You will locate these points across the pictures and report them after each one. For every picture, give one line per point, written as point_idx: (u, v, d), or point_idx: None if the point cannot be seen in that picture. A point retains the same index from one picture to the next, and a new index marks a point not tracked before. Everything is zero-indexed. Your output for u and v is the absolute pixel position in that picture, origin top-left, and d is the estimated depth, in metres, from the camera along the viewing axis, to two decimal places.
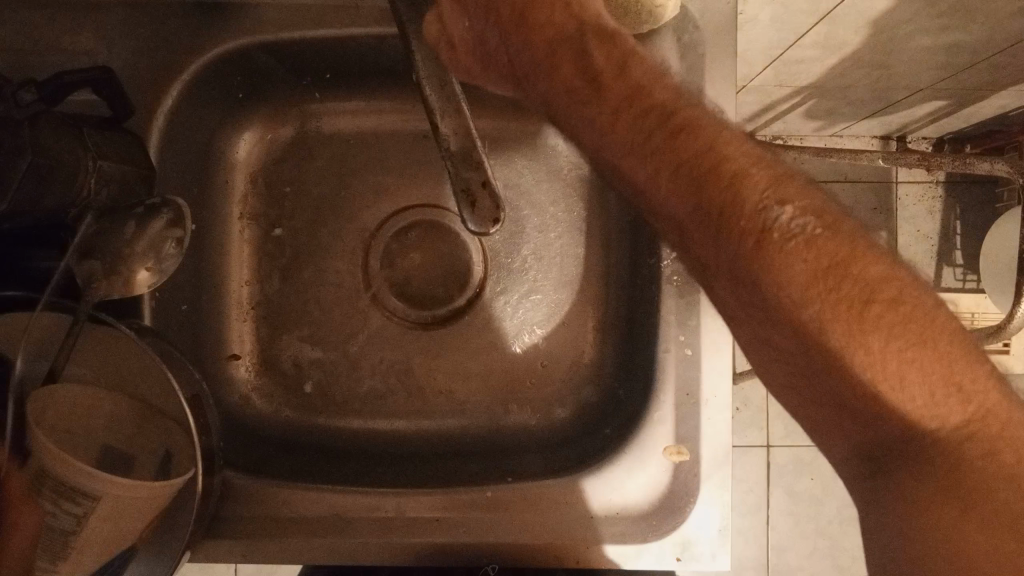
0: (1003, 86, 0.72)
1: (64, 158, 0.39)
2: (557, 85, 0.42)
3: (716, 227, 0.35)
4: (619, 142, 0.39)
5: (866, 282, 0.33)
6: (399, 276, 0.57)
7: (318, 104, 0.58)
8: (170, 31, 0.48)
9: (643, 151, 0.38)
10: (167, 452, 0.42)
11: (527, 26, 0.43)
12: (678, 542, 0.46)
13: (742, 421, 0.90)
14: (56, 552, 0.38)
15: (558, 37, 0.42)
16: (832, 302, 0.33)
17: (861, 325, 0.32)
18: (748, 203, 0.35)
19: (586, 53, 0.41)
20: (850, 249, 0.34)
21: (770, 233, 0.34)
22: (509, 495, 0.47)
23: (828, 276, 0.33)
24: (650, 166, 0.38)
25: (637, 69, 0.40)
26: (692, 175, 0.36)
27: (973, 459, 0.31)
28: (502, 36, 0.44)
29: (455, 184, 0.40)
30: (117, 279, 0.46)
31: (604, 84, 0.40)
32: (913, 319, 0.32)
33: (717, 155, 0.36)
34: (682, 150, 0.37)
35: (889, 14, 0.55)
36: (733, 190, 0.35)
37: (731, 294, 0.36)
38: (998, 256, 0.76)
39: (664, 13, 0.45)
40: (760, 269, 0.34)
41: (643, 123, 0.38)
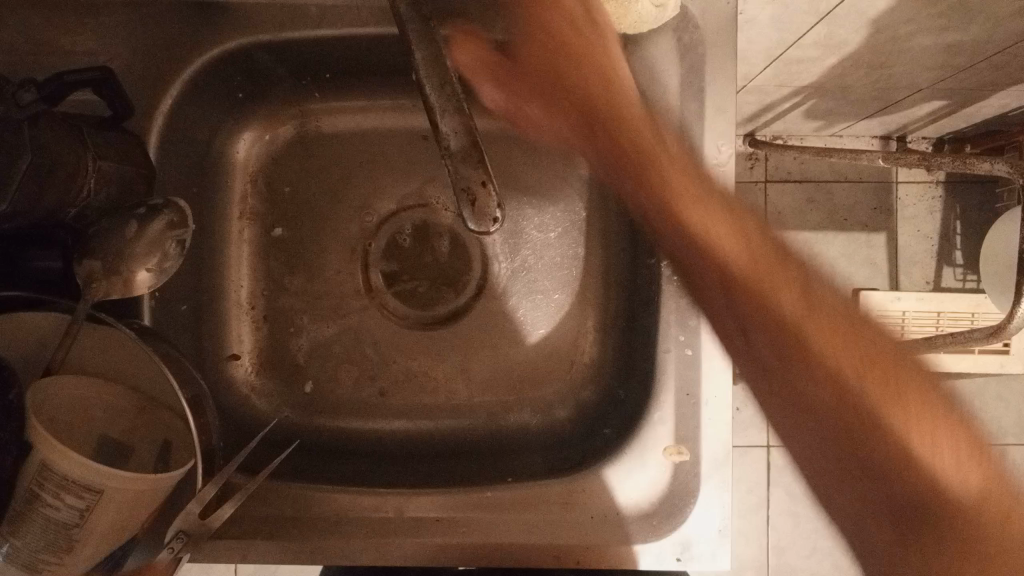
0: (1004, 86, 0.72)
1: (63, 159, 0.39)
2: (606, 139, 0.47)
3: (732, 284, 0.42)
4: (663, 197, 0.45)
5: (898, 347, 0.37)
6: (405, 283, 0.58)
7: (318, 104, 0.57)
8: (168, 30, 0.47)
9: (686, 210, 0.44)
10: (165, 443, 0.42)
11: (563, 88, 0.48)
12: (678, 542, 0.46)
13: (742, 421, 0.91)
14: (59, 544, 0.38)
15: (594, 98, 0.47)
16: (860, 365, 0.36)
17: (891, 382, 0.35)
18: (783, 285, 0.40)
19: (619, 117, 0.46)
20: (877, 326, 0.38)
21: (812, 301, 0.40)
22: (507, 495, 0.47)
23: (863, 337, 0.37)
24: (695, 225, 0.44)
25: (680, 139, 0.46)
26: (732, 238, 0.43)
27: (989, 506, 0.32)
28: (556, 83, 0.48)
29: (456, 184, 0.39)
30: (117, 279, 0.46)
31: (653, 150, 0.46)
32: (936, 390, 0.35)
33: (755, 231, 0.43)
34: (724, 218, 0.44)
35: (889, 13, 0.55)
36: (742, 251, 0.42)
37: (766, 344, 0.40)
38: (999, 256, 0.76)
39: (664, 13, 0.45)
40: (803, 325, 0.39)
41: (688, 186, 0.45)
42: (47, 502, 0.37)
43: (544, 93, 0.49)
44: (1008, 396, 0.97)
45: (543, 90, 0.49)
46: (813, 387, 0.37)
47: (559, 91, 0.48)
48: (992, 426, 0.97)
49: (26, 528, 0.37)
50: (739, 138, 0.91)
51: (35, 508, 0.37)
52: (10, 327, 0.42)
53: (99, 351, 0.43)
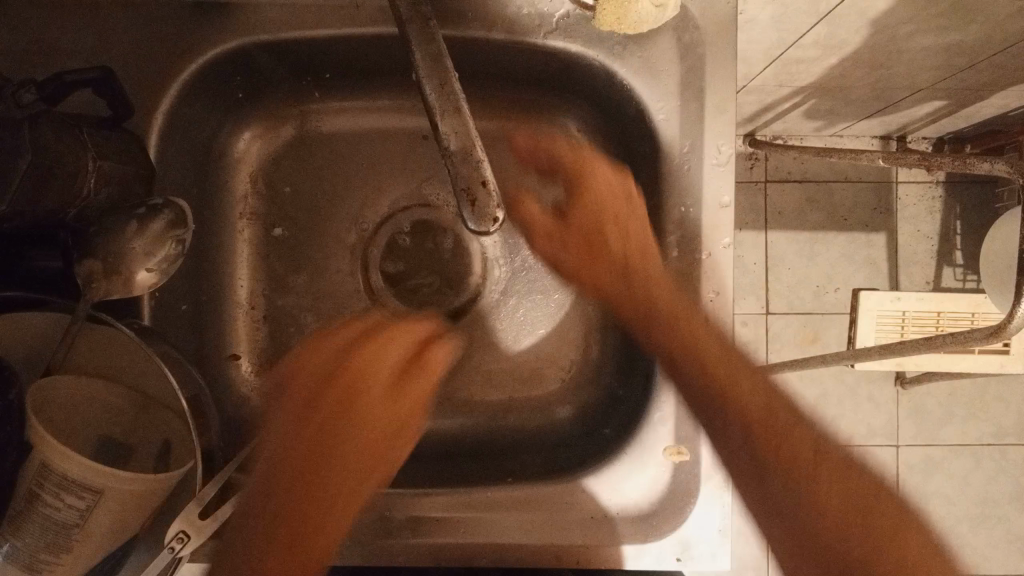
0: (1004, 86, 0.72)
1: (63, 159, 0.39)
2: (621, 262, 0.50)
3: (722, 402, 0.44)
4: (685, 341, 0.46)
5: (892, 508, 0.41)
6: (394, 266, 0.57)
7: (318, 104, 0.57)
8: (167, 30, 0.47)
9: (705, 349, 0.46)
10: (165, 442, 0.42)
11: (594, 253, 0.51)
12: (678, 542, 0.46)
13: None
14: (59, 544, 0.38)
15: (626, 282, 0.49)
16: (866, 526, 0.40)
17: (895, 536, 0.39)
18: (793, 429, 0.44)
19: (642, 262, 0.48)
20: (875, 489, 0.42)
21: (825, 460, 0.42)
22: (507, 495, 0.48)
23: (870, 504, 0.41)
24: (712, 350, 0.46)
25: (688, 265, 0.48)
26: (755, 408, 0.45)
27: None
28: (583, 243, 0.52)
29: (455, 184, 0.39)
30: (117, 278, 0.46)
31: (660, 273, 0.48)
32: (926, 546, 0.39)
33: (760, 382, 0.46)
34: (736, 360, 0.46)
35: (889, 13, 0.55)
36: (755, 400, 0.45)
37: (777, 493, 0.42)
38: (999, 256, 0.76)
39: (664, 13, 0.43)
40: (819, 499, 0.41)
41: (702, 333, 0.46)
42: (48, 501, 0.37)
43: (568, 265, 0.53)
44: (1008, 395, 0.97)
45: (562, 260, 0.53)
46: (811, 520, 0.41)
47: (588, 269, 0.52)
48: (993, 426, 0.97)
49: (26, 528, 0.38)
50: (739, 138, 0.91)
51: (35, 509, 0.37)
52: (10, 327, 0.42)
53: (99, 351, 0.42)
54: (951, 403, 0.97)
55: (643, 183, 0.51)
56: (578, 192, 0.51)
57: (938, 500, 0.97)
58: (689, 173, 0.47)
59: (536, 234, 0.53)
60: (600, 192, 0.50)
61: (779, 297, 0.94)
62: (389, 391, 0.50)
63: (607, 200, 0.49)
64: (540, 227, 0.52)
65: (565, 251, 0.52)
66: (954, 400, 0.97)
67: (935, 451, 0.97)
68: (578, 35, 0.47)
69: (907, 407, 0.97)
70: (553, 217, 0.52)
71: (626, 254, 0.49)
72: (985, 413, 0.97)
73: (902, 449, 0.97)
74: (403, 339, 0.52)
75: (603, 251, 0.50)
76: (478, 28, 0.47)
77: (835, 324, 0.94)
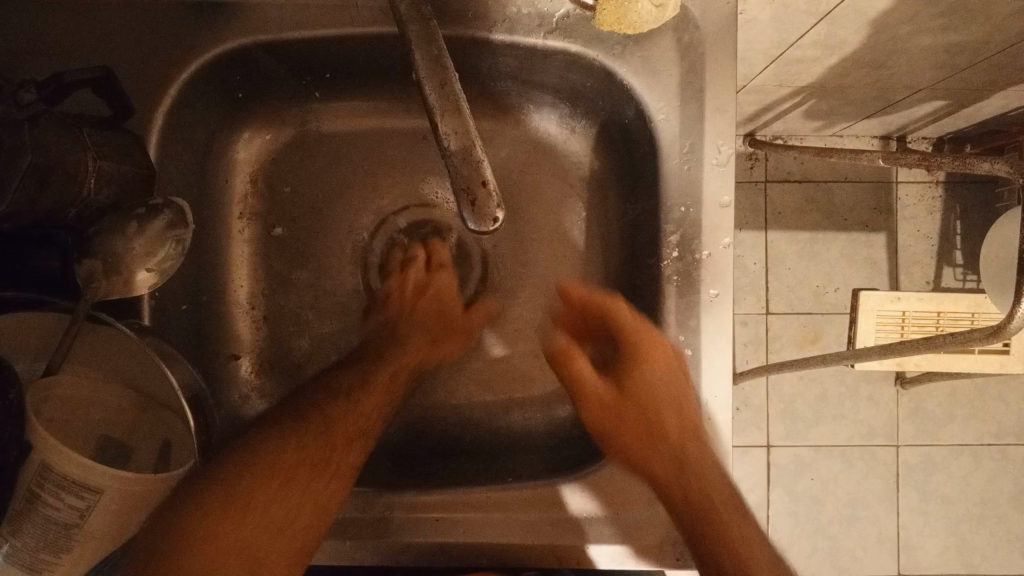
0: (1004, 86, 0.72)
1: (64, 159, 0.39)
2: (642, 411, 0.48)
3: (690, 505, 0.45)
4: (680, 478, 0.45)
5: None
6: (384, 286, 0.56)
7: (318, 104, 0.57)
8: (166, 31, 0.47)
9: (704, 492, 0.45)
10: (165, 443, 0.43)
11: (651, 432, 0.48)
12: (676, 541, 0.47)
13: (743, 421, 0.97)
14: (59, 544, 0.38)
15: (684, 478, 0.45)
16: None
17: None
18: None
19: (694, 444, 0.47)
20: None
21: None
22: (504, 495, 0.47)
23: None
24: (710, 491, 0.45)
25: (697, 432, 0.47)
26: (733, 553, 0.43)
27: None
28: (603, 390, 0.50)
29: (455, 183, 0.38)
30: (117, 279, 0.46)
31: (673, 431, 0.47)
32: None
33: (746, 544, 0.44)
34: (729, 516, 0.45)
35: (889, 14, 0.55)
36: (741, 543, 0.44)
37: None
38: (998, 255, 0.76)
39: (664, 13, 0.42)
40: None
41: (708, 481, 0.46)
42: (48, 501, 0.37)
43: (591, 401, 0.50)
44: (1008, 396, 0.97)
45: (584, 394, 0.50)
46: None
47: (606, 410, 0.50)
48: (993, 426, 0.97)
49: (26, 527, 0.38)
50: (739, 138, 0.92)
51: (35, 508, 0.37)
52: (10, 326, 0.42)
53: (99, 352, 0.43)
54: (951, 403, 0.97)
55: (643, 183, 0.51)
56: (632, 368, 0.48)
57: (938, 500, 0.97)
58: (688, 173, 0.47)
59: (585, 399, 0.50)
60: (659, 362, 0.46)
61: (779, 296, 0.95)
62: (431, 325, 0.55)
63: (659, 388, 0.47)
64: (576, 372, 0.51)
65: (616, 422, 0.49)
66: (955, 400, 0.97)
67: (935, 451, 0.97)
68: (578, 36, 0.47)
69: (907, 406, 0.97)
70: (607, 387, 0.51)
71: (682, 434, 0.47)
72: (985, 413, 0.97)
73: (901, 448, 0.97)
74: (449, 300, 0.57)
75: (657, 429, 0.47)
76: (478, 30, 0.47)
77: (835, 324, 0.94)
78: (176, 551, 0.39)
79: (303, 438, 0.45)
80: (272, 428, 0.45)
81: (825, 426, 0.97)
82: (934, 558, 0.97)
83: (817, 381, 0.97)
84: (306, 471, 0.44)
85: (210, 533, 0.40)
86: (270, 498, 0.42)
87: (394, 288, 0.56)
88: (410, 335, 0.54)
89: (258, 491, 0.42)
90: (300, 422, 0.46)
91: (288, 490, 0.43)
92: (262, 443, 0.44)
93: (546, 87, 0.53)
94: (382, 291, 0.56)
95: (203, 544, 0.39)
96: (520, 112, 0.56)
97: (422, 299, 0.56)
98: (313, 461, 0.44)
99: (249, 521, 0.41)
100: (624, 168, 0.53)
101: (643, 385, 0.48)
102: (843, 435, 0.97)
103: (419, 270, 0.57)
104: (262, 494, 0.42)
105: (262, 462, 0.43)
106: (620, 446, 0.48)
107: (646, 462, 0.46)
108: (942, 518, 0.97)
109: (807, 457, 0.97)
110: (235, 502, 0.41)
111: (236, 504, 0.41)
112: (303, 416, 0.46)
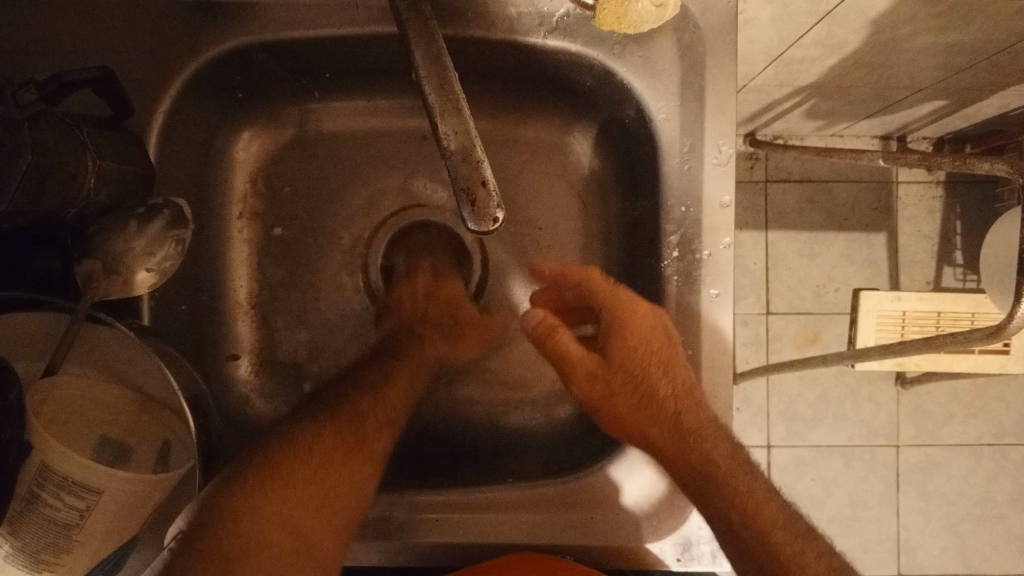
0: (1004, 86, 0.71)
1: (63, 159, 0.39)
2: (626, 373, 0.50)
3: (685, 460, 0.47)
4: (662, 424, 0.48)
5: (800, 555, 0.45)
6: (393, 288, 0.57)
7: (318, 104, 0.57)
8: (165, 30, 0.47)
9: (680, 426, 0.48)
10: (164, 443, 0.42)
11: (641, 396, 0.49)
12: (678, 542, 0.47)
13: (743, 421, 0.97)
14: (58, 545, 0.38)
15: (683, 438, 0.47)
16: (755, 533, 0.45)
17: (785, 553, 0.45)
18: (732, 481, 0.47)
19: (691, 403, 0.48)
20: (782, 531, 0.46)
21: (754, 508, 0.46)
22: (501, 497, 0.47)
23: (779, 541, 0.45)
24: (687, 425, 0.48)
25: (686, 384, 0.47)
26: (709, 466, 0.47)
27: None
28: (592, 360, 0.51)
29: (455, 183, 0.38)
30: (117, 279, 0.47)
31: (658, 388, 0.48)
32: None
33: (718, 455, 0.48)
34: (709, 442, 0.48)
35: (890, 13, 0.54)
36: (710, 447, 0.48)
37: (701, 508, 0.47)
38: (998, 255, 0.75)
39: (665, 13, 0.42)
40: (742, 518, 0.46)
41: (690, 418, 0.48)
42: (47, 502, 0.38)
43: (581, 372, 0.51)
44: (1008, 396, 0.97)
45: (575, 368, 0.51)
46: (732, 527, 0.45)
47: (595, 382, 0.51)
48: (993, 426, 0.97)
49: (26, 528, 0.38)
50: (740, 138, 0.92)
51: (34, 509, 0.37)
52: (9, 327, 0.42)
53: (98, 353, 0.42)
54: (951, 403, 0.97)
55: (643, 182, 0.51)
56: (617, 338, 0.50)
57: (939, 500, 0.97)
58: (689, 173, 0.47)
59: (574, 371, 0.51)
60: (641, 333, 0.47)
61: (779, 296, 0.95)
62: (446, 323, 0.56)
63: (641, 353, 0.48)
64: (570, 353, 0.51)
65: (608, 394, 0.50)
66: (955, 400, 0.97)
67: (935, 451, 0.97)
68: (578, 36, 0.47)
69: (907, 407, 0.97)
70: (593, 357, 0.51)
71: (674, 397, 0.48)
72: (985, 413, 0.97)
73: (902, 448, 0.97)
74: (462, 287, 0.56)
75: (649, 393, 0.49)
76: (478, 29, 0.47)
77: (835, 324, 0.94)
78: (215, 527, 0.41)
79: (339, 420, 0.48)
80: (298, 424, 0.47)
81: (826, 426, 0.96)
82: (935, 558, 0.97)
83: (817, 381, 0.97)
84: (343, 447, 0.47)
85: (247, 507, 0.42)
86: (308, 478, 0.45)
87: (406, 291, 0.56)
88: (427, 326, 0.56)
89: (299, 470, 0.45)
90: (335, 405, 0.49)
91: (326, 469, 0.46)
92: (300, 428, 0.47)
93: (546, 87, 0.53)
94: (394, 293, 0.56)
95: (249, 514, 0.42)
96: (521, 112, 0.56)
97: (434, 292, 0.56)
98: (351, 440, 0.47)
99: (292, 494, 0.44)
100: (625, 167, 0.53)
101: (626, 354, 0.50)
102: (844, 436, 0.96)
103: (428, 260, 0.57)
104: (305, 468, 0.45)
105: (298, 449, 0.45)
106: (614, 412, 0.50)
107: (643, 429, 0.48)
108: (942, 518, 0.97)
109: (807, 457, 0.96)
110: (276, 478, 0.44)
111: (274, 479, 0.44)
112: (336, 402, 0.49)
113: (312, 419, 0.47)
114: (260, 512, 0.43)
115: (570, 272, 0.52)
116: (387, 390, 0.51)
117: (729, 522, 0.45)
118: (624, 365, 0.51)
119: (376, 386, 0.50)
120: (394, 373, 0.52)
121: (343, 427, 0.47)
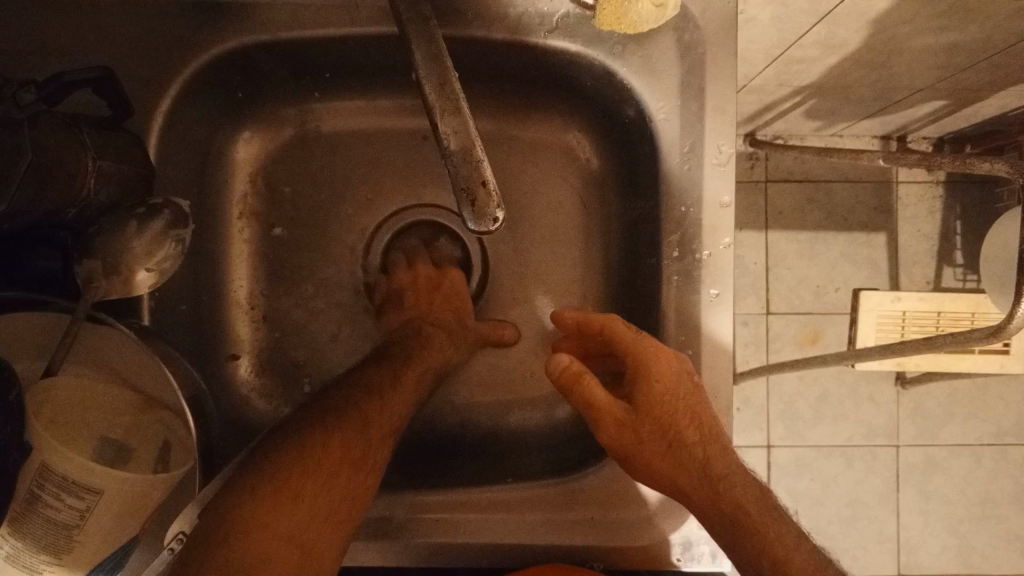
0: (1004, 86, 0.71)
1: (63, 158, 0.39)
2: (655, 421, 0.47)
3: (719, 507, 0.44)
4: (691, 471, 0.45)
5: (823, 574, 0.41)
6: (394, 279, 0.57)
7: (318, 104, 0.57)
8: (164, 30, 0.47)
9: (709, 471, 0.45)
10: (165, 444, 0.42)
11: (671, 443, 0.46)
12: (678, 542, 0.47)
13: (744, 421, 0.97)
14: (60, 545, 0.38)
15: (715, 485, 0.45)
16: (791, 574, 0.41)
17: None
18: (765, 524, 0.44)
19: (717, 449, 0.46)
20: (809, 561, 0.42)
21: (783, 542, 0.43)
22: (497, 498, 0.47)
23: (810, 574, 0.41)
24: (718, 471, 0.45)
25: (710, 428, 0.46)
26: (742, 510, 0.44)
27: None
28: (618, 409, 0.47)
29: (455, 183, 0.38)
30: (117, 279, 0.47)
31: (687, 435, 0.46)
32: None
33: (750, 499, 0.45)
34: (739, 487, 0.45)
35: (890, 13, 0.54)
36: (741, 490, 0.45)
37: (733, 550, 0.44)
38: (999, 255, 0.75)
39: (664, 14, 0.42)
40: (781, 561, 0.42)
41: (719, 463, 0.46)
42: (48, 502, 0.38)
43: (611, 422, 0.47)
44: (1008, 396, 0.97)
45: (604, 419, 0.47)
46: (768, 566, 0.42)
47: (625, 433, 0.47)
48: (993, 426, 0.97)
49: (27, 529, 0.38)
50: (739, 138, 0.92)
51: (35, 509, 0.38)
52: (8, 327, 0.42)
53: (98, 352, 0.42)
54: (951, 403, 0.97)
55: (643, 182, 0.51)
56: (642, 384, 0.47)
57: (938, 500, 0.97)
58: (688, 172, 0.47)
59: (601, 420, 0.47)
60: (667, 377, 0.45)
61: (779, 297, 0.95)
62: (450, 324, 0.55)
63: (670, 398, 0.46)
64: (603, 404, 0.48)
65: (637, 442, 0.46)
66: (954, 400, 0.97)
67: (935, 451, 0.97)
68: (578, 35, 0.47)
69: (907, 406, 0.97)
70: (620, 404, 0.48)
71: (702, 442, 0.46)
72: (984, 413, 0.97)
73: (902, 448, 0.97)
74: (460, 294, 0.57)
75: (677, 439, 0.46)
76: (478, 29, 0.47)
77: (835, 324, 0.94)
78: (230, 535, 0.39)
79: (346, 425, 0.45)
80: (307, 423, 0.45)
81: (825, 427, 0.96)
82: (934, 557, 0.97)
83: (817, 381, 0.97)
84: (349, 457, 0.44)
85: (251, 521, 0.39)
86: (319, 484, 0.42)
87: (407, 283, 0.57)
88: (434, 331, 0.54)
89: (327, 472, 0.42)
90: (341, 410, 0.46)
91: (335, 479, 0.43)
92: (309, 433, 0.44)
93: (547, 87, 0.53)
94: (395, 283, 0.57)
95: (258, 527, 0.40)
96: (521, 112, 0.56)
97: (437, 293, 0.57)
98: (359, 450, 0.45)
99: (300, 509, 0.41)
100: (625, 168, 0.53)
101: (653, 399, 0.47)
102: (844, 436, 0.96)
103: (427, 265, 0.59)
104: (316, 476, 0.42)
105: (307, 455, 0.43)
106: (643, 461, 0.46)
107: (674, 479, 0.45)
108: (941, 517, 0.97)
109: (807, 457, 0.96)
110: (285, 490, 0.41)
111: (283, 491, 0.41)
112: (342, 406, 0.46)
113: (318, 427, 0.44)
114: (268, 526, 0.40)
115: (592, 319, 0.49)
116: (394, 395, 0.49)
117: (760, 566, 0.42)
118: (652, 411, 0.47)
119: (383, 392, 0.48)
120: (401, 376, 0.50)
121: (352, 436, 0.45)
